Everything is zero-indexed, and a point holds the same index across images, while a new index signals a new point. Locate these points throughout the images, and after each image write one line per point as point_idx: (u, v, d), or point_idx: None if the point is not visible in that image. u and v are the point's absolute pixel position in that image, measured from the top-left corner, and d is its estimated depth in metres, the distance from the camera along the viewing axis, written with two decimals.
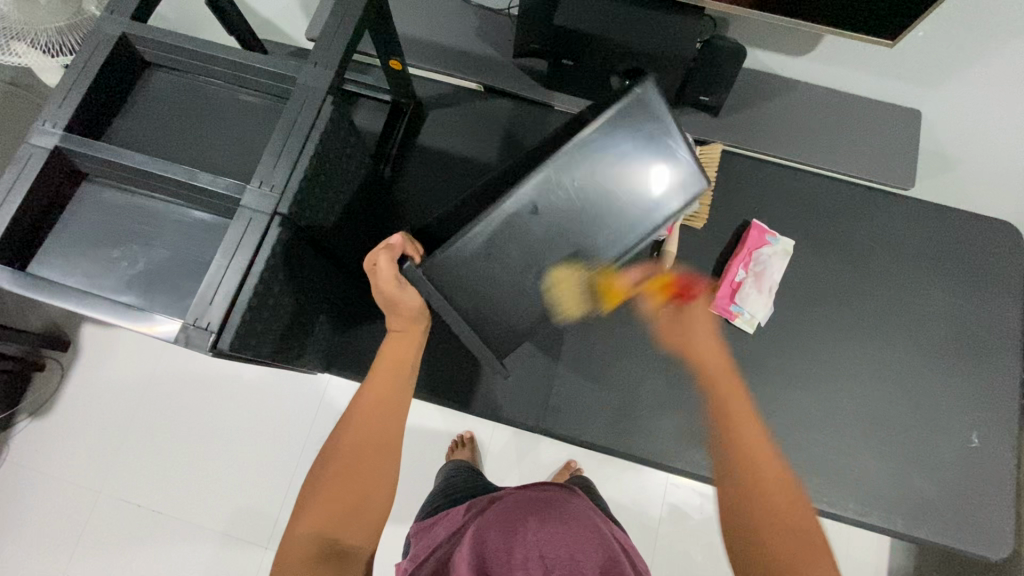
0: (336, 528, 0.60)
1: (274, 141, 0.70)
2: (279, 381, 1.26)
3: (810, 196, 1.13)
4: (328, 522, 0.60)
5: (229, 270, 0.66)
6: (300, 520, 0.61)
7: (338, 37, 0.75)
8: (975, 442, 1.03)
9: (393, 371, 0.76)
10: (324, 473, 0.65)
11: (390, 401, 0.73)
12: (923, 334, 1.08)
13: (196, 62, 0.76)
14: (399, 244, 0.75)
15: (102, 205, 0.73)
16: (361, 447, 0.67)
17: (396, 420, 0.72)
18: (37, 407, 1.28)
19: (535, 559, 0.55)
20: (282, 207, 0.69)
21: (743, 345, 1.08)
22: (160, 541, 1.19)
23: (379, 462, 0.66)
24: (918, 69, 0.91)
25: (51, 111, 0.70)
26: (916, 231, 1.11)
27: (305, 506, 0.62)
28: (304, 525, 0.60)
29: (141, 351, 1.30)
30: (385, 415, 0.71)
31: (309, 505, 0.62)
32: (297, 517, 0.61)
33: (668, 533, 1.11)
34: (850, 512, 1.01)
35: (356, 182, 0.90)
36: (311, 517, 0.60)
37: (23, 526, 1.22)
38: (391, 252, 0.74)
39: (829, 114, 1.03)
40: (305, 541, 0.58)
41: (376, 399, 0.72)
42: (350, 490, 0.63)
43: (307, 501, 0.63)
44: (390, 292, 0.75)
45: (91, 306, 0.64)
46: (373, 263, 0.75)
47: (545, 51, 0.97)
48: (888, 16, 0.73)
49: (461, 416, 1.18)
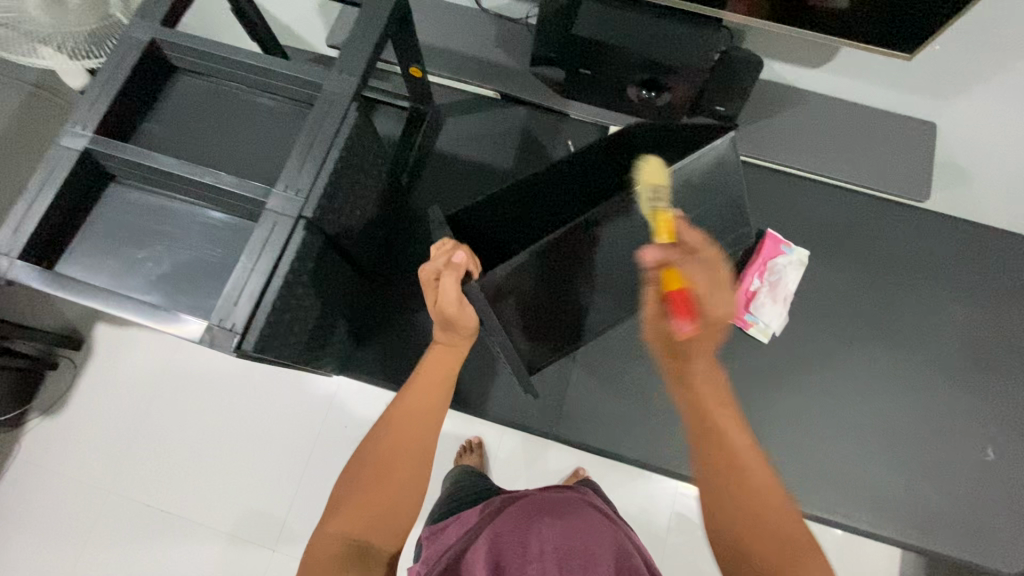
0: (366, 531, 0.60)
1: (299, 147, 0.71)
2: (290, 383, 1.27)
3: (824, 207, 1.13)
4: (360, 523, 0.60)
5: (254, 272, 0.67)
6: (331, 521, 0.60)
7: (363, 45, 0.76)
8: (991, 456, 1.02)
9: (433, 383, 0.75)
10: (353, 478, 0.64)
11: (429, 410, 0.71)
12: (937, 346, 1.08)
13: (223, 67, 0.77)
14: (462, 263, 0.73)
15: (128, 206, 0.75)
16: (394, 454, 0.65)
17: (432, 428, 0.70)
18: (49, 406, 1.29)
19: (553, 557, 0.56)
20: (307, 211, 0.70)
21: (755, 354, 1.08)
22: (169, 541, 1.20)
23: (413, 467, 0.65)
24: (934, 82, 0.92)
25: (81, 114, 0.71)
26: (930, 243, 1.12)
27: (336, 507, 0.62)
28: (336, 525, 0.60)
29: (153, 350, 1.31)
30: (419, 422, 0.69)
31: (339, 506, 0.62)
32: (327, 515, 0.61)
33: (681, 544, 1.10)
34: (863, 524, 1.00)
35: (376, 186, 0.91)
36: (342, 518, 0.60)
37: (33, 524, 1.22)
38: (454, 272, 0.73)
39: (843, 125, 1.03)
40: (337, 541, 0.59)
41: (411, 408, 0.70)
42: (381, 490, 0.62)
43: (338, 501, 0.62)
44: (448, 312, 0.74)
45: (117, 305, 0.65)
46: (434, 276, 0.74)
47: (563, 61, 0.98)
48: (907, 27, 0.74)
49: (471, 422, 1.17)
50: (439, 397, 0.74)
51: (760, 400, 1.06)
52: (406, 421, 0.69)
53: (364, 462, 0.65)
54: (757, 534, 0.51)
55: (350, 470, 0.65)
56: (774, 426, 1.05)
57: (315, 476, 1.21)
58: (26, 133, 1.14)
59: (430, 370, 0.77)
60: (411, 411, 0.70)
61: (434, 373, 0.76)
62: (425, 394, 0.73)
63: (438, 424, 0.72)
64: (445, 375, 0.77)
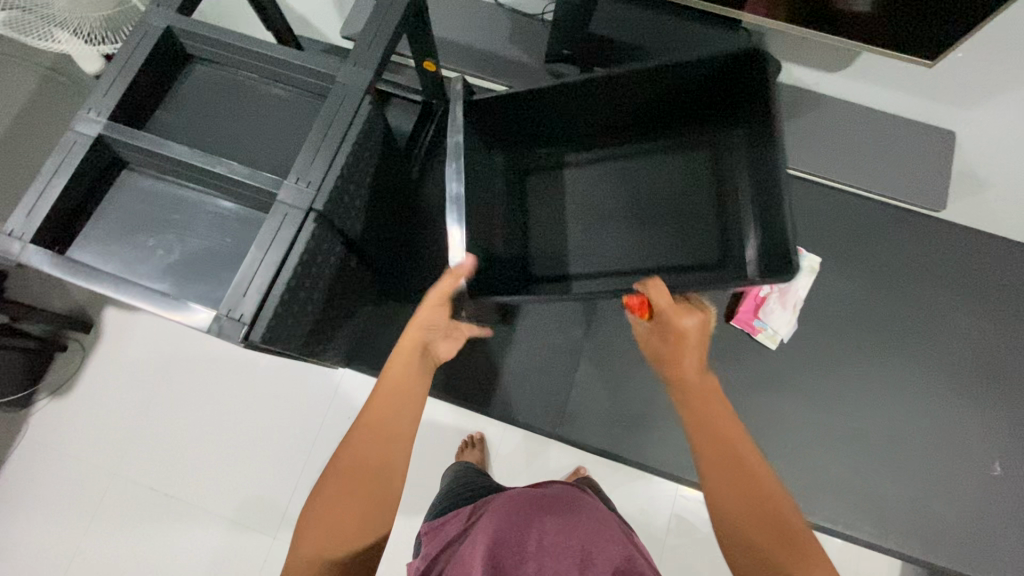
0: (339, 546, 0.58)
1: (311, 138, 0.71)
2: (295, 372, 1.27)
3: (837, 213, 1.12)
4: (340, 541, 0.58)
5: (263, 263, 0.67)
6: (304, 532, 0.59)
7: (379, 38, 0.76)
8: (997, 472, 1.01)
9: (395, 403, 0.70)
10: (334, 482, 0.62)
11: (392, 432, 0.67)
12: (947, 358, 1.06)
13: (238, 57, 0.77)
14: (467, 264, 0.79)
15: (139, 192, 0.75)
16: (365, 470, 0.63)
17: (400, 445, 0.67)
18: (56, 386, 1.30)
19: (548, 558, 0.55)
20: (317, 204, 0.70)
21: (761, 360, 1.07)
22: (172, 525, 1.21)
23: (386, 487, 0.63)
24: (955, 90, 0.90)
25: (96, 100, 0.72)
26: (944, 253, 1.10)
27: (312, 521, 0.59)
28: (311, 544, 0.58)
29: (160, 335, 1.32)
30: (389, 445, 0.66)
31: (315, 518, 0.60)
32: (302, 530, 0.59)
33: (681, 548, 1.09)
34: (866, 535, 1.00)
35: (384, 180, 0.91)
36: (315, 532, 0.58)
37: (37, 503, 1.24)
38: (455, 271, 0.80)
39: (860, 130, 1.01)
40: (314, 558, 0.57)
41: (374, 431, 0.66)
42: (359, 498, 0.61)
43: (312, 514, 0.60)
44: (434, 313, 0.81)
45: (127, 291, 0.66)
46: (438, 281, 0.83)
47: (577, 60, 1.00)
48: (927, 35, 0.72)
49: (472, 416, 1.17)
50: (410, 408, 0.71)
51: (764, 405, 1.06)
52: (376, 434, 0.66)
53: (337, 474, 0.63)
54: (763, 525, 0.53)
55: (320, 482, 0.63)
56: (779, 433, 1.04)
57: (317, 465, 1.22)
58: (33, 128, 1.12)
59: (390, 390, 0.71)
60: (378, 430, 0.67)
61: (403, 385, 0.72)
62: (386, 411, 0.69)
63: (410, 434, 0.69)
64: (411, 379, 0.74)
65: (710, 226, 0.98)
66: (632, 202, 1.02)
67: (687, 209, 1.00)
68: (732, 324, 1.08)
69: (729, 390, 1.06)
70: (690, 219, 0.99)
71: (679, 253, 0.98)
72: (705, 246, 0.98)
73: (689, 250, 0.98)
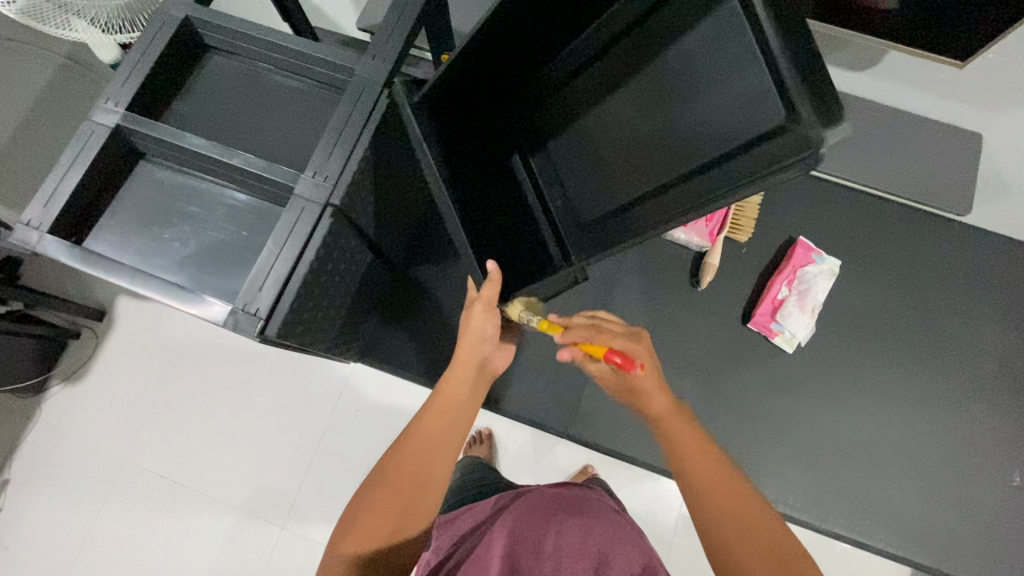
0: (373, 551, 0.60)
1: (329, 132, 0.71)
2: (304, 363, 1.28)
3: (859, 217, 1.10)
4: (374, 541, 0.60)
5: (280, 258, 0.67)
6: (344, 539, 0.61)
7: (397, 31, 0.75)
8: (1016, 481, 0.99)
9: (444, 418, 0.70)
10: (371, 488, 0.64)
11: (438, 450, 0.67)
12: (966, 364, 1.04)
13: (254, 47, 0.76)
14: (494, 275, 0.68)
15: (156, 184, 0.75)
16: (405, 484, 0.64)
17: (443, 465, 0.67)
18: (69, 373, 1.31)
19: (566, 557, 0.55)
20: (334, 198, 0.69)
21: (776, 363, 1.06)
22: (182, 513, 1.22)
23: (417, 495, 0.64)
24: (987, 91, 0.87)
25: (113, 90, 0.71)
26: (968, 257, 1.08)
27: (352, 524, 0.62)
28: (349, 544, 0.61)
29: (171, 323, 1.32)
30: (432, 463, 0.66)
31: (351, 523, 0.62)
32: (339, 531, 0.62)
33: (685, 547, 1.10)
34: (878, 542, 0.99)
35: (402, 176, 0.90)
36: (354, 537, 0.61)
37: (50, 488, 1.25)
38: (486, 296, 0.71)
39: (885, 132, 0.98)
40: (348, 562, 0.60)
41: (420, 450, 0.67)
42: (392, 506, 0.62)
43: (351, 517, 0.62)
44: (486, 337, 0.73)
45: (142, 283, 0.65)
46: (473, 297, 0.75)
47: None
48: (959, 35, 0.70)
49: (481, 413, 1.18)
50: (459, 422, 0.71)
51: (778, 407, 1.05)
52: (424, 449, 0.67)
53: (378, 484, 0.64)
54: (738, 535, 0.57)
55: (365, 485, 0.65)
56: (790, 436, 1.04)
57: (326, 457, 1.22)
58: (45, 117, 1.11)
59: (437, 410, 0.70)
60: (425, 445, 0.67)
61: (451, 403, 0.71)
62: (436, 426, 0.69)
63: (456, 450, 0.69)
64: (462, 398, 0.71)
65: (741, 90, 0.59)
66: (632, 113, 0.71)
67: (671, 89, 0.66)
68: (749, 326, 1.07)
69: (741, 393, 1.06)
70: (702, 103, 0.63)
71: (699, 151, 0.65)
72: (739, 129, 0.59)
73: (705, 143, 0.64)
